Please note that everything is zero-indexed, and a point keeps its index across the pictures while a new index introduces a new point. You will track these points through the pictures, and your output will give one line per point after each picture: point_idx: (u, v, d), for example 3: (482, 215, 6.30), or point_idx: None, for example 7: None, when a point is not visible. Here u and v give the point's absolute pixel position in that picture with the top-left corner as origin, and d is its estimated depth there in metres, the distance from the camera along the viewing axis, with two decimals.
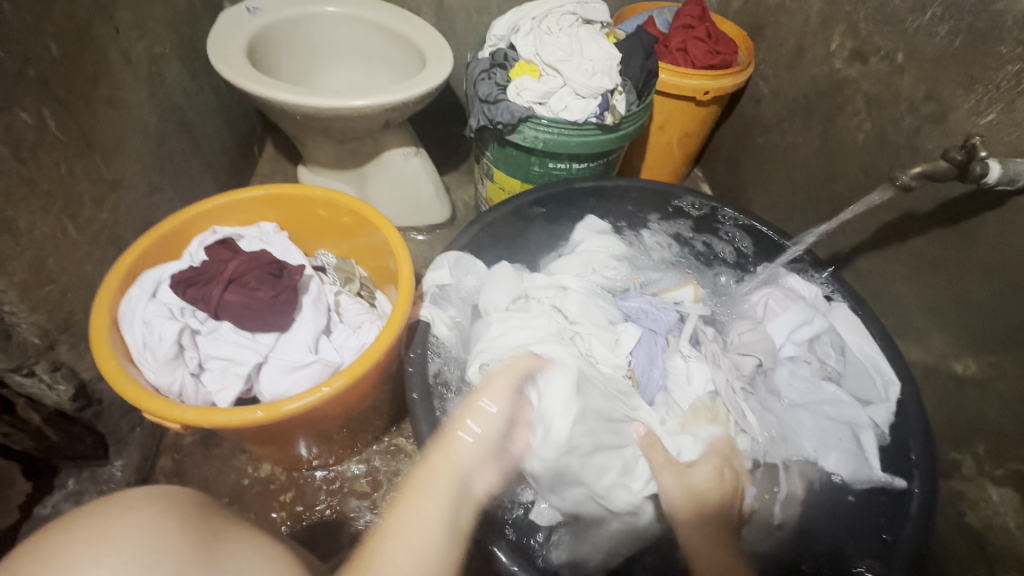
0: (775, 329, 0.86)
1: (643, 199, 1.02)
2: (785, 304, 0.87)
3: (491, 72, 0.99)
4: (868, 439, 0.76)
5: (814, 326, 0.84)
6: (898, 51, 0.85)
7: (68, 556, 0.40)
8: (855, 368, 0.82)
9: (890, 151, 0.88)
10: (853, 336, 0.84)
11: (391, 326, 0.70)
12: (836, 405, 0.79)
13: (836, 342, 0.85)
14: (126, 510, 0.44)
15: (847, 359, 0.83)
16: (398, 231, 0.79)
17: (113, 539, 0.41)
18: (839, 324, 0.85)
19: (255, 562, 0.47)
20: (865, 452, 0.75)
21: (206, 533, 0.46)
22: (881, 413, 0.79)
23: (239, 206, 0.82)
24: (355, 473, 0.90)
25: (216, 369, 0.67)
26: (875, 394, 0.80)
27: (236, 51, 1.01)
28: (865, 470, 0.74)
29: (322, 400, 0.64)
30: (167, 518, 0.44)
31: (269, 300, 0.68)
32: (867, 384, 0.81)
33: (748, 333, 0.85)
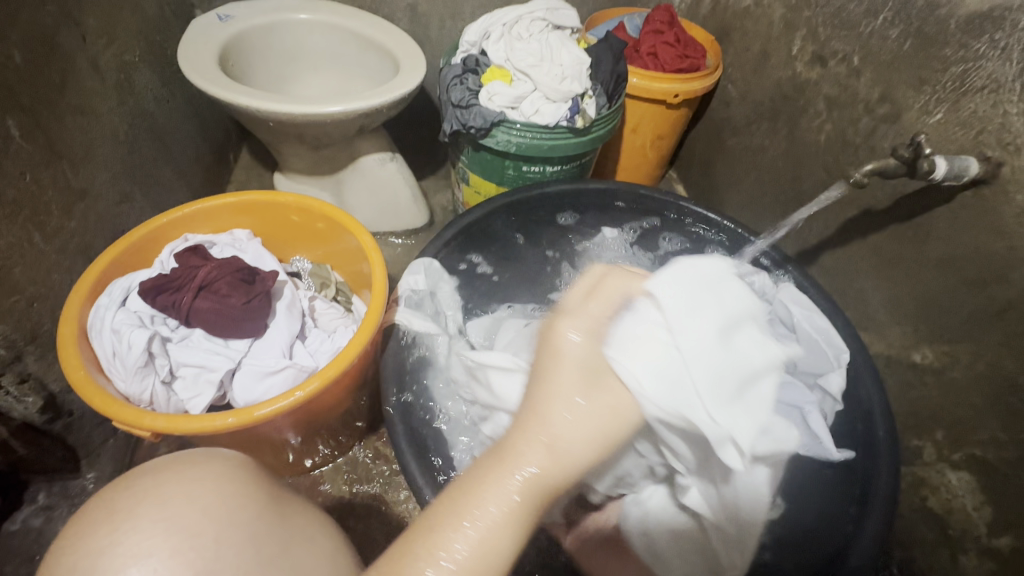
0: None
1: (615, 201, 1.05)
2: None
3: (464, 78, 1.00)
4: (815, 418, 0.76)
5: (758, 309, 0.86)
6: (854, 55, 0.88)
7: (159, 493, 0.46)
8: (807, 343, 0.83)
9: (850, 150, 0.91)
10: (798, 309, 0.86)
11: (364, 331, 0.71)
12: (783, 388, 0.78)
13: (783, 319, 0.85)
14: (208, 462, 0.50)
15: (797, 334, 0.84)
16: (372, 235, 0.79)
17: (196, 478, 0.48)
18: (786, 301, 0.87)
19: (315, 522, 0.53)
20: (818, 425, 0.75)
21: (273, 494, 0.52)
22: (835, 382, 0.80)
23: (211, 213, 0.82)
24: (336, 478, 0.90)
25: (188, 376, 0.67)
26: (827, 364, 0.81)
27: (208, 59, 1.01)
28: (823, 447, 0.76)
29: (295, 404, 0.64)
30: (243, 475, 0.51)
31: (241, 306, 0.69)
32: (819, 357, 0.82)
33: None
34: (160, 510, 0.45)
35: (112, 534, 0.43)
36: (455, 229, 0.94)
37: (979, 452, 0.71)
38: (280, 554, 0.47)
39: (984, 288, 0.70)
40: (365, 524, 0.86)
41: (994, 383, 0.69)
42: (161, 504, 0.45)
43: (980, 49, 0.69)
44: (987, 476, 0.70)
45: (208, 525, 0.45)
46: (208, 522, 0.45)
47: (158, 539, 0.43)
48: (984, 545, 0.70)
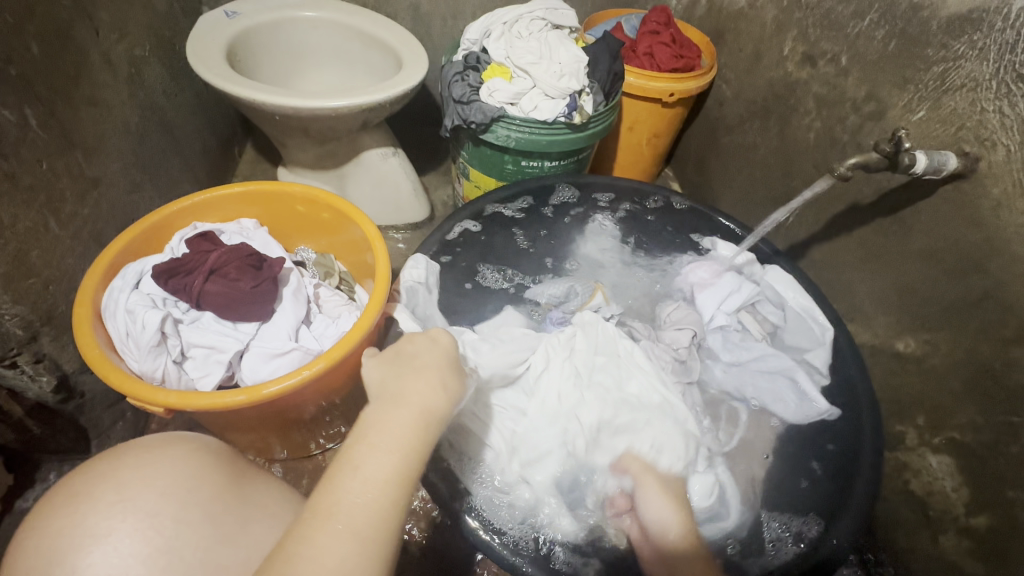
0: (706, 300, 0.95)
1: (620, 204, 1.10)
2: (716, 277, 0.96)
3: (465, 74, 1.03)
4: (804, 380, 0.84)
5: (749, 292, 0.93)
6: (842, 55, 0.91)
7: (121, 475, 0.47)
8: (795, 320, 0.91)
9: (838, 147, 0.94)
10: (789, 293, 0.93)
11: (368, 315, 0.73)
12: (770, 359, 0.87)
13: (773, 301, 0.94)
14: (165, 444, 0.51)
15: (785, 313, 0.92)
16: (375, 224, 0.82)
17: (157, 462, 0.48)
18: (776, 284, 0.95)
19: (282, 500, 0.54)
20: (808, 392, 0.84)
21: (235, 470, 0.53)
22: (820, 357, 0.88)
23: (220, 202, 0.85)
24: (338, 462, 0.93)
25: (198, 356, 0.69)
26: (813, 340, 0.89)
27: (215, 54, 1.03)
28: (810, 408, 0.83)
29: (302, 383, 0.67)
30: (204, 453, 0.52)
31: (250, 290, 0.71)
32: (805, 332, 0.90)
33: (676, 311, 0.94)
34: (116, 494, 0.45)
35: (72, 515, 0.44)
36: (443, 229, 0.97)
37: (958, 436, 0.74)
38: (245, 532, 0.48)
39: (965, 277, 0.73)
40: None
41: (972, 370, 0.72)
42: (117, 490, 0.45)
43: (960, 49, 0.72)
44: (965, 458, 0.73)
45: (165, 506, 0.46)
46: (166, 502, 0.46)
47: (116, 519, 0.44)
48: (961, 524, 0.73)
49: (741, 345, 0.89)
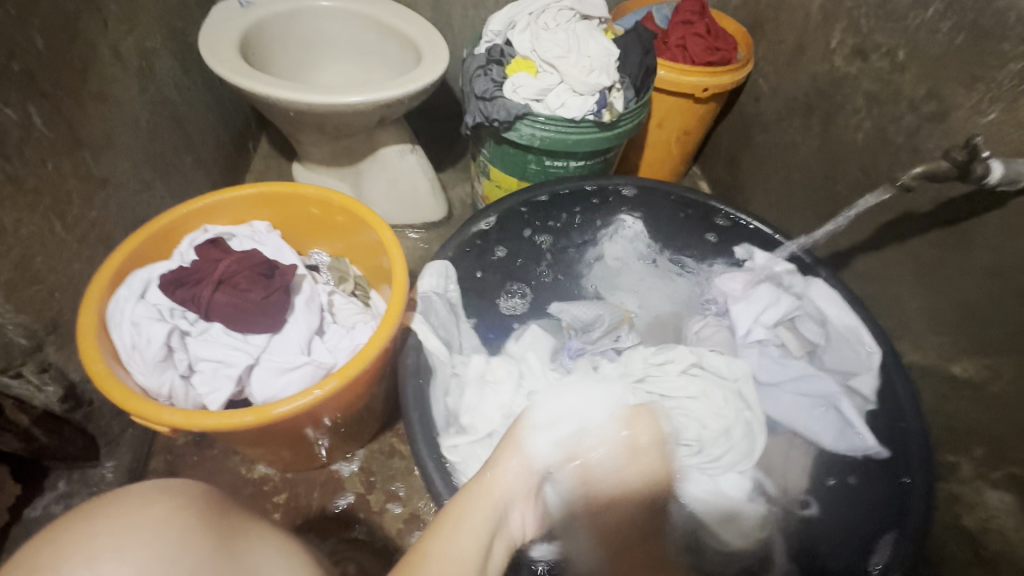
0: (742, 311, 0.90)
1: (674, 212, 1.03)
2: (754, 289, 0.91)
3: (488, 68, 0.97)
4: (847, 409, 0.79)
5: (787, 305, 0.89)
6: (899, 49, 0.84)
7: (91, 547, 0.42)
8: (838, 340, 0.85)
9: (890, 150, 0.87)
10: (832, 309, 0.87)
11: (383, 329, 0.69)
12: (812, 379, 0.82)
13: (816, 317, 0.88)
14: (144, 504, 0.46)
15: (828, 332, 0.87)
16: (392, 230, 0.78)
17: (135, 528, 0.43)
18: (818, 299, 0.88)
19: (274, 558, 0.49)
20: (848, 420, 0.79)
21: (224, 528, 0.48)
22: (868, 383, 0.81)
23: (230, 204, 0.81)
24: (352, 473, 0.90)
25: (206, 370, 0.66)
26: (861, 363, 0.82)
27: (228, 47, 0.99)
28: (850, 438, 0.78)
29: (314, 403, 0.63)
30: (185, 514, 0.46)
31: (261, 301, 0.67)
32: (849, 354, 0.84)
33: (706, 329, 0.91)
34: (89, 570, 0.40)
35: None
36: (473, 224, 0.93)
37: (1020, 472, 0.68)
38: None
39: None
40: (380, 519, 0.86)
41: None
42: (89, 565, 0.40)
43: None
44: None
45: None
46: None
47: None
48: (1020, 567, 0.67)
49: (779, 363, 0.84)
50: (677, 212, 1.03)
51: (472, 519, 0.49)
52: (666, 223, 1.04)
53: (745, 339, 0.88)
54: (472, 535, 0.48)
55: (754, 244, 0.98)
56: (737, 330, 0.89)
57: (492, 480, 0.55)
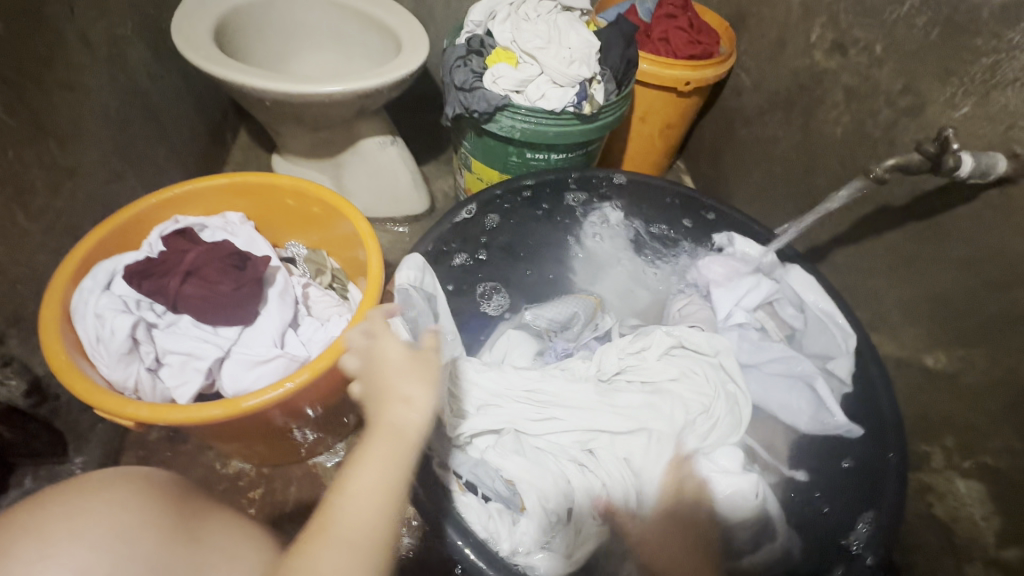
0: (722, 296, 0.90)
1: (660, 200, 1.03)
2: (734, 274, 0.92)
3: (468, 59, 0.96)
4: (822, 388, 0.78)
5: (767, 290, 0.89)
6: (877, 43, 0.84)
7: (44, 530, 0.41)
8: (815, 325, 0.86)
9: (867, 144, 0.87)
10: (808, 294, 0.88)
11: (358, 321, 0.68)
12: (789, 361, 0.82)
13: (793, 301, 0.88)
14: (103, 487, 0.45)
15: (806, 316, 0.87)
16: (368, 220, 0.77)
17: (92, 512, 0.43)
18: (796, 285, 0.89)
19: (237, 541, 0.49)
20: (823, 402, 0.78)
21: (185, 511, 0.48)
22: (843, 365, 0.82)
23: (202, 194, 0.79)
24: (329, 467, 0.89)
25: (175, 364, 0.64)
26: (835, 346, 0.83)
27: (202, 35, 0.97)
28: (827, 419, 0.77)
29: (285, 396, 0.62)
30: (146, 496, 0.46)
31: (231, 292, 0.66)
32: (827, 338, 0.84)
33: (688, 306, 0.91)
34: (40, 553, 0.40)
35: None
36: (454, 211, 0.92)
37: (991, 461, 0.69)
38: None
39: (1007, 292, 0.67)
40: None
41: (1011, 392, 0.67)
42: (42, 547, 0.40)
43: (1014, 39, 0.65)
44: (999, 486, 0.68)
45: (98, 562, 0.41)
46: (98, 559, 0.41)
47: None
48: (990, 555, 0.68)
49: (757, 344, 0.84)
50: (665, 200, 1.03)
51: (382, 456, 0.45)
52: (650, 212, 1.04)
53: (725, 323, 0.88)
54: (378, 474, 0.44)
55: (733, 231, 0.98)
56: (716, 313, 0.89)
57: (406, 411, 0.47)
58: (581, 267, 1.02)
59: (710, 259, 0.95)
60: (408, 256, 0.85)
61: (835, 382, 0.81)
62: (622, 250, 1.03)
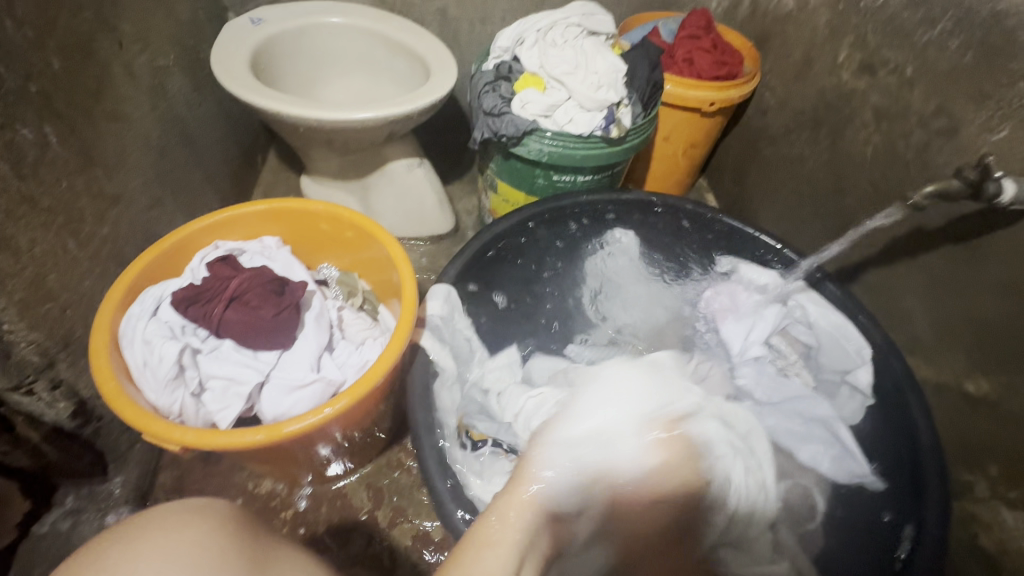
0: (734, 334, 0.95)
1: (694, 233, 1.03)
2: (739, 309, 0.97)
3: (496, 85, 0.98)
4: (844, 431, 0.82)
5: (775, 319, 0.93)
6: (908, 65, 0.84)
7: (129, 568, 0.41)
8: (829, 343, 0.90)
9: (899, 165, 0.87)
10: (817, 311, 0.92)
11: (394, 347, 0.69)
12: (809, 402, 0.86)
13: (803, 321, 0.93)
14: (181, 524, 0.45)
15: (817, 333, 0.91)
16: (402, 246, 0.78)
17: (171, 549, 0.43)
18: (806, 302, 0.93)
19: None
20: (845, 435, 0.82)
21: (258, 547, 0.47)
22: (863, 378, 0.85)
23: (242, 221, 0.82)
24: (358, 488, 0.90)
25: (216, 388, 0.66)
26: (852, 361, 0.86)
27: (240, 64, 1.00)
28: (851, 463, 0.80)
29: (324, 422, 0.63)
30: (221, 534, 0.46)
31: (272, 318, 0.67)
32: (842, 354, 0.88)
33: (704, 364, 0.90)
34: None
35: None
36: (468, 253, 0.91)
37: None
38: None
39: None
40: (387, 536, 0.85)
41: None
42: None
43: None
44: None
45: None
46: None
47: None
48: None
49: (776, 379, 0.89)
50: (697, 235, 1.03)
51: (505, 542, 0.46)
52: (678, 244, 1.04)
53: (741, 358, 0.93)
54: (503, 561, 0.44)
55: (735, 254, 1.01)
56: (732, 349, 0.94)
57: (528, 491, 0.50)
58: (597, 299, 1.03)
59: (713, 295, 0.99)
60: (435, 285, 0.86)
61: (859, 398, 0.84)
62: (641, 285, 1.03)
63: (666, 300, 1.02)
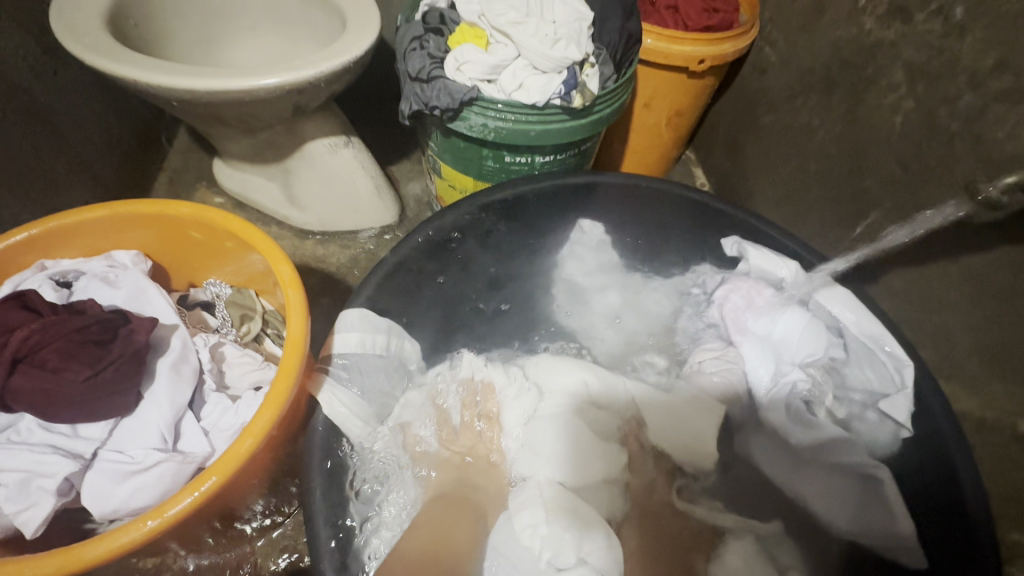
0: (750, 347, 0.73)
1: (689, 229, 0.84)
2: (756, 299, 0.75)
3: (425, 40, 0.76)
4: (888, 484, 0.63)
5: (805, 324, 0.71)
6: (956, 5, 0.64)
7: None
8: (860, 356, 0.69)
9: (941, 139, 0.68)
10: (845, 313, 0.70)
11: (263, 416, 0.51)
12: (840, 440, 0.66)
13: (830, 324, 0.71)
14: None
15: (847, 343, 0.70)
16: (292, 266, 0.58)
17: None
18: (827, 303, 0.72)
19: None
20: (882, 496, 0.63)
21: None
22: (900, 406, 0.65)
23: (80, 232, 0.62)
24: (268, 552, 0.73)
25: (8, 484, 0.47)
26: (889, 382, 0.66)
27: (93, 16, 0.77)
28: (864, 515, 0.64)
29: (150, 535, 0.45)
30: None
31: (82, 381, 0.47)
32: (879, 375, 0.67)
33: (711, 363, 0.74)
34: None
35: None
36: (376, 274, 0.69)
37: None
38: None
39: None
40: None
41: None
42: None
43: None
44: None
45: None
46: None
47: None
48: None
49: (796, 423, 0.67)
50: (696, 231, 0.84)
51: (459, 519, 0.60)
52: (669, 241, 0.86)
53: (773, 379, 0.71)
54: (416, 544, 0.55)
55: (746, 236, 0.80)
56: (755, 369, 0.72)
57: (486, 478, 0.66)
58: (563, 296, 0.84)
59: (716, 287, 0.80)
60: (350, 309, 0.65)
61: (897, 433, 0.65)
62: (622, 283, 0.85)
63: (662, 299, 0.84)
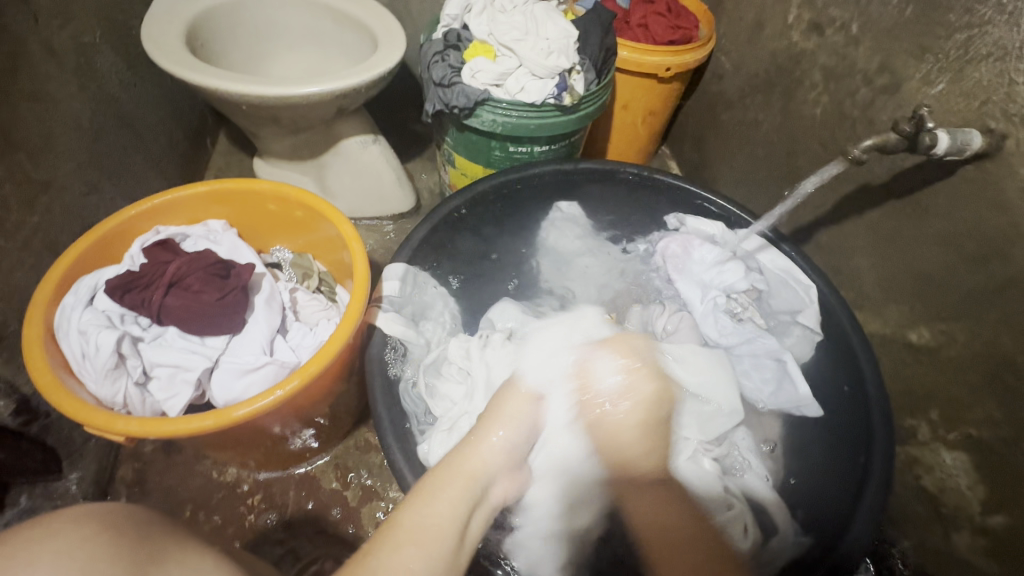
0: (686, 283, 0.93)
1: (638, 199, 1.03)
2: (694, 248, 0.94)
3: (445, 54, 0.95)
4: (793, 365, 0.80)
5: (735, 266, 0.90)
6: (853, 22, 0.84)
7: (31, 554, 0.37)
8: (776, 284, 0.88)
9: (847, 124, 0.87)
10: (767, 257, 0.91)
11: (344, 326, 0.68)
12: (763, 342, 0.84)
13: (752, 264, 0.92)
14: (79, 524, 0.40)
15: (767, 277, 0.90)
16: (352, 223, 0.76)
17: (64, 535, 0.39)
18: (757, 254, 0.92)
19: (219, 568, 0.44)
20: (791, 375, 0.80)
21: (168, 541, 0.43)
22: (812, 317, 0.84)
23: (182, 205, 0.79)
24: (325, 467, 0.90)
25: (163, 376, 0.64)
26: (800, 300, 0.85)
27: (173, 39, 0.95)
28: (794, 394, 0.79)
29: (277, 403, 0.61)
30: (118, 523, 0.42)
31: (215, 302, 0.66)
32: (791, 295, 0.86)
33: (672, 319, 0.89)
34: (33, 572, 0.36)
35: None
36: (407, 248, 0.86)
37: (975, 433, 0.70)
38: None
39: (984, 267, 0.68)
40: (354, 519, 0.85)
41: (991, 364, 0.67)
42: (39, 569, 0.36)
43: (986, 13, 0.65)
44: (984, 457, 0.69)
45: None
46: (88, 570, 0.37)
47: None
48: (978, 523, 0.70)
49: (732, 329, 0.86)
50: (641, 199, 1.03)
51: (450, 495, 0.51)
52: (628, 211, 1.05)
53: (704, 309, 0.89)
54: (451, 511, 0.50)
55: (686, 212, 1.00)
56: (693, 302, 0.91)
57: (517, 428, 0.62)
58: (548, 268, 0.99)
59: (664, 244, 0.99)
60: (393, 263, 0.84)
61: (810, 337, 0.83)
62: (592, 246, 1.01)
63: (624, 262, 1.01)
